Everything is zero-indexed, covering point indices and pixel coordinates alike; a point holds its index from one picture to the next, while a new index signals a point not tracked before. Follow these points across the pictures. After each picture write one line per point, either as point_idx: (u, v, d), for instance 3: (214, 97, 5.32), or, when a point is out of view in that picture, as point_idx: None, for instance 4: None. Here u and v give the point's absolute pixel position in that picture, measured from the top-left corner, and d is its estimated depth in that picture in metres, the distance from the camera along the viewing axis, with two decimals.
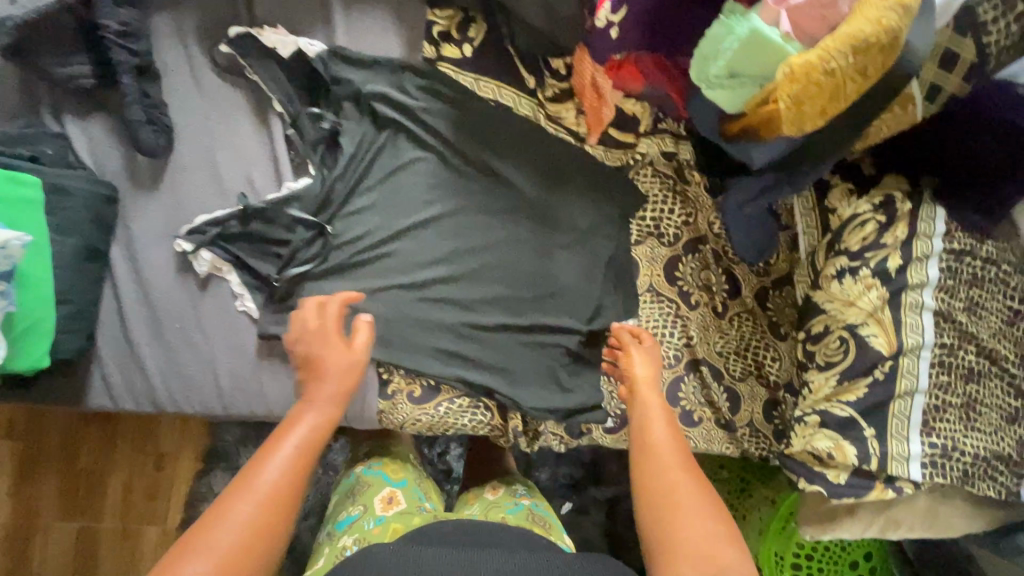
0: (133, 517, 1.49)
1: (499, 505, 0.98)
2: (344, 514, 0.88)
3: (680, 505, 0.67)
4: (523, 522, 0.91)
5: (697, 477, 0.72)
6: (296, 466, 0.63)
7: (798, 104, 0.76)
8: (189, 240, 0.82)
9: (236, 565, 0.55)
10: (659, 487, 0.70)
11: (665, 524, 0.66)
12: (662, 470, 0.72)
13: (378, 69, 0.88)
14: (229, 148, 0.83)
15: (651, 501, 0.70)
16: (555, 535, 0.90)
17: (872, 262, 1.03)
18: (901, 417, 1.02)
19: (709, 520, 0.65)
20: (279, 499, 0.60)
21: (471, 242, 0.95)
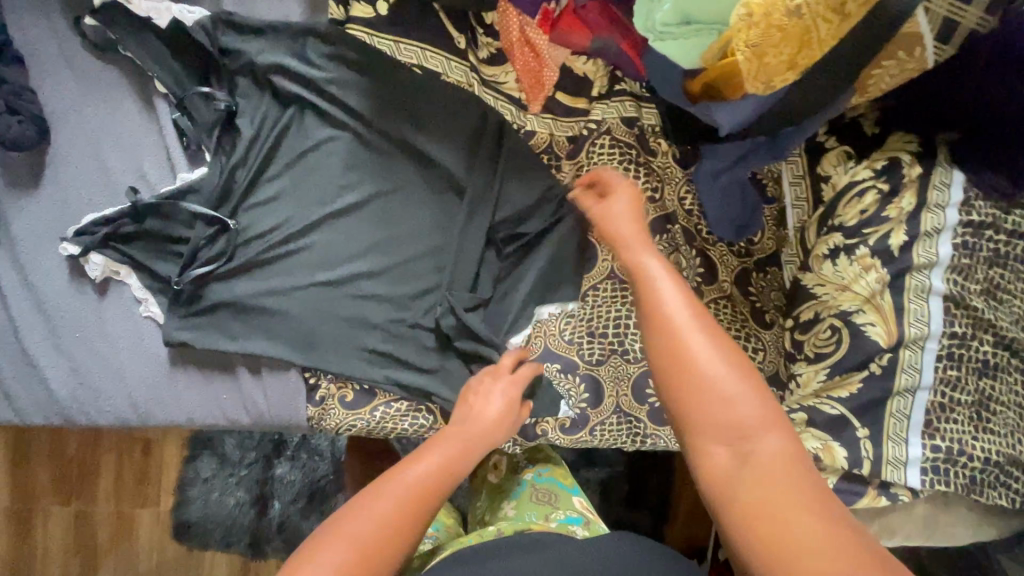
0: (127, 500, 1.48)
1: (505, 490, 0.99)
2: None
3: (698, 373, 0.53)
4: (527, 509, 0.93)
5: (714, 329, 0.56)
6: (442, 476, 0.68)
7: (761, 54, 0.62)
8: (75, 242, 0.75)
9: (364, 564, 0.56)
10: (667, 360, 0.55)
11: (674, 392, 0.54)
12: (673, 340, 0.55)
13: (275, 37, 0.79)
14: (115, 139, 0.76)
15: (663, 375, 0.55)
16: (562, 509, 0.92)
17: (872, 239, 0.89)
18: (899, 417, 0.90)
19: (737, 382, 0.53)
20: (425, 494, 0.65)
21: (399, 231, 0.85)
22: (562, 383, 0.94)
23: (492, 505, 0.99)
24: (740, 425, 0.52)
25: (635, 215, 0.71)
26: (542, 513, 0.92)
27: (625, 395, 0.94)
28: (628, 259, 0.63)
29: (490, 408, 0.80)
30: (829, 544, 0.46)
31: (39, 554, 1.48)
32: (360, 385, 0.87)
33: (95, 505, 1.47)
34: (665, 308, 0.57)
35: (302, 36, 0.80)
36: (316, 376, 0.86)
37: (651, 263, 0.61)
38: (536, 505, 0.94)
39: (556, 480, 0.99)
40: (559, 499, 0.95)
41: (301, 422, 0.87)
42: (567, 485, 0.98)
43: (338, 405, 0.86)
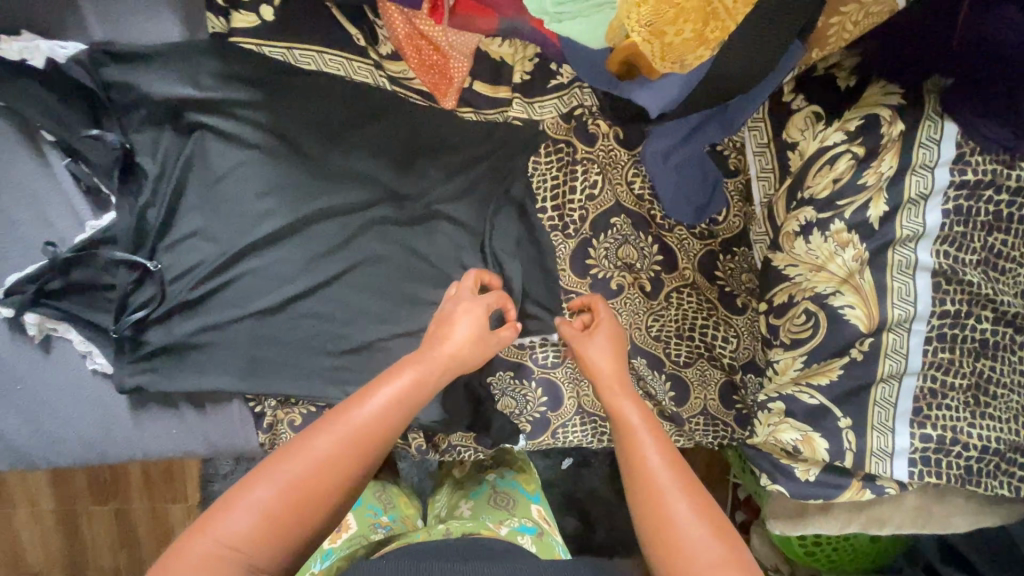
0: (158, 496, 1.58)
1: (465, 488, 1.04)
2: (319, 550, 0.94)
3: (680, 536, 0.56)
4: (482, 509, 0.97)
5: (693, 491, 0.60)
6: (388, 414, 0.61)
7: (661, 33, 0.54)
8: (7, 303, 0.74)
9: (281, 522, 0.53)
10: (646, 507, 0.59)
11: (655, 547, 0.57)
12: (651, 493, 0.60)
13: (154, 62, 0.71)
14: (19, 192, 0.73)
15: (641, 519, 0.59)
16: (515, 515, 0.96)
17: (847, 211, 0.78)
18: (884, 405, 0.81)
19: (714, 546, 0.55)
20: (362, 445, 0.58)
21: (320, 253, 0.79)
22: (518, 390, 0.92)
23: (451, 502, 1.02)
24: None
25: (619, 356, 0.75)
26: (497, 516, 0.95)
27: (587, 396, 0.93)
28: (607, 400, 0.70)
29: (455, 339, 0.69)
30: None
31: (89, 548, 1.59)
32: (307, 407, 0.85)
33: (130, 502, 1.56)
34: (648, 463, 0.62)
35: (186, 57, 0.72)
36: (260, 404, 0.85)
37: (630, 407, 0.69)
38: (493, 509, 0.97)
39: (517, 486, 1.02)
40: (517, 505, 0.98)
41: (254, 448, 0.87)
42: (526, 494, 1.02)
43: (288, 429, 0.86)
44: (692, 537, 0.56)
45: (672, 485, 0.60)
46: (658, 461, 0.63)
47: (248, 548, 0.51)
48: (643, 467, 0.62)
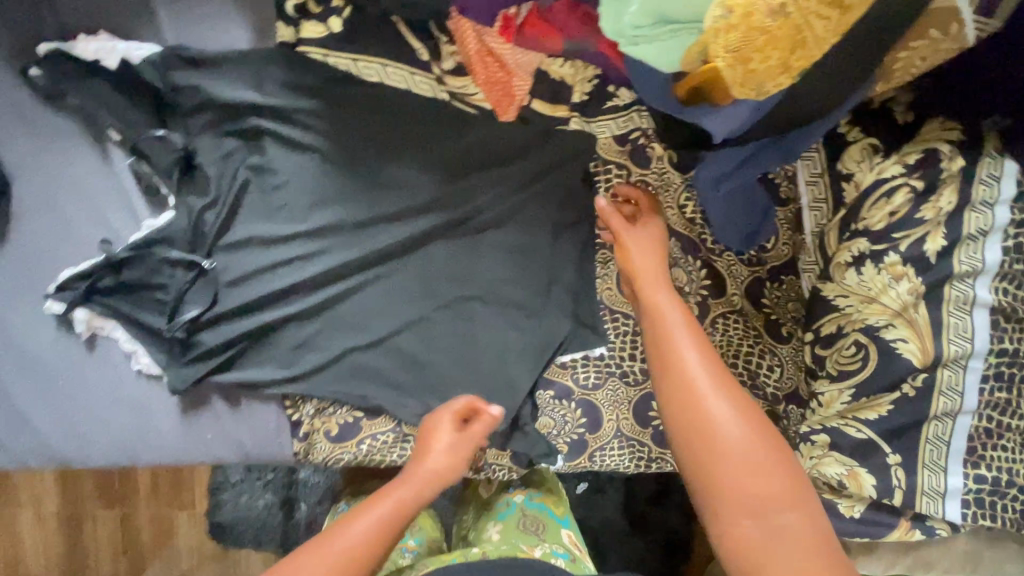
0: (163, 504, 1.54)
1: (492, 509, 1.02)
2: None
3: (723, 434, 0.60)
4: (511, 532, 0.95)
5: (733, 394, 0.63)
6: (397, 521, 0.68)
7: (745, 61, 0.52)
8: (59, 299, 0.74)
9: None
10: (688, 412, 0.62)
11: (699, 442, 0.61)
12: (691, 394, 0.63)
13: (223, 67, 0.72)
14: (74, 188, 0.73)
15: (680, 418, 0.63)
16: (545, 541, 0.93)
17: (903, 245, 0.77)
18: (937, 443, 0.80)
19: (756, 448, 0.59)
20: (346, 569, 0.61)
21: (374, 260, 0.81)
22: (557, 410, 0.90)
23: (479, 524, 1.01)
24: (762, 495, 0.58)
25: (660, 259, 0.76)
26: (527, 540, 0.93)
27: (626, 418, 0.91)
28: (646, 298, 0.71)
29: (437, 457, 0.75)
30: None
31: (89, 555, 1.56)
32: (344, 418, 0.84)
33: (135, 509, 1.54)
34: (688, 368, 0.64)
35: (251, 66, 0.73)
36: (298, 411, 0.84)
37: (668, 307, 0.70)
38: (522, 533, 0.95)
39: (545, 508, 1.00)
40: (546, 530, 0.96)
41: (288, 458, 0.86)
42: (556, 516, 0.99)
43: (324, 439, 0.84)
44: (738, 441, 0.60)
45: (710, 384, 0.63)
46: (699, 364, 0.64)
47: None
48: (681, 366, 0.64)
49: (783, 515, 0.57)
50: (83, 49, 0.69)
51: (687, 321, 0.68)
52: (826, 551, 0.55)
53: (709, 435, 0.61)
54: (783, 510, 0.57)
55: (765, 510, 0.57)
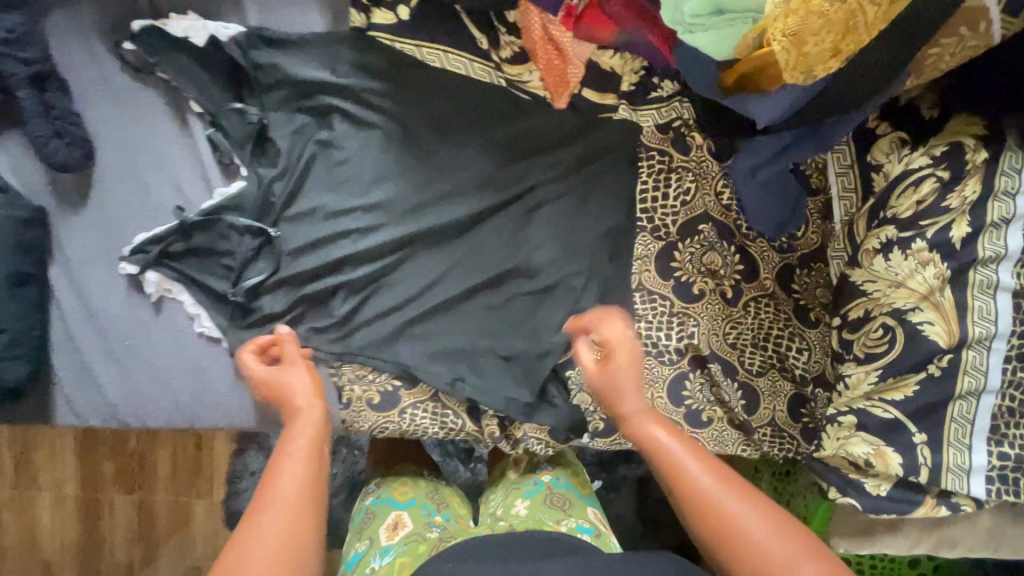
0: (181, 493, 1.59)
1: (519, 487, 1.02)
2: (353, 552, 0.98)
3: (751, 537, 0.56)
4: (539, 509, 0.97)
5: (744, 492, 0.60)
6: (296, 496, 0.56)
7: (801, 44, 0.57)
8: (133, 261, 0.78)
9: None
10: (712, 523, 0.58)
11: (730, 555, 0.57)
12: (705, 507, 0.59)
13: (299, 48, 0.77)
14: (153, 157, 0.77)
15: (709, 527, 0.59)
16: (573, 516, 0.96)
17: (929, 231, 0.82)
18: (961, 422, 0.83)
19: (787, 542, 0.55)
20: (304, 513, 0.55)
21: (428, 235, 0.84)
22: None
23: (505, 501, 1.01)
24: None
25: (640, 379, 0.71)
26: (555, 516, 0.95)
27: (660, 397, 0.94)
28: (632, 428, 0.68)
29: (302, 386, 0.67)
30: None
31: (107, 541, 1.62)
32: (390, 385, 0.88)
33: (152, 497, 1.60)
34: (693, 479, 0.61)
35: (325, 48, 0.78)
36: (343, 378, 0.87)
37: (656, 431, 0.66)
38: (550, 508, 0.97)
39: (571, 488, 1.03)
40: (572, 507, 0.99)
41: (338, 423, 0.90)
42: (582, 496, 1.02)
43: (369, 408, 0.88)
44: (767, 542, 0.55)
45: (719, 486, 0.60)
46: (702, 471, 0.61)
47: None
48: (687, 480, 0.61)
49: None
50: (174, 27, 0.75)
51: (681, 438, 0.65)
52: None
53: (737, 538, 0.56)
54: None
55: None
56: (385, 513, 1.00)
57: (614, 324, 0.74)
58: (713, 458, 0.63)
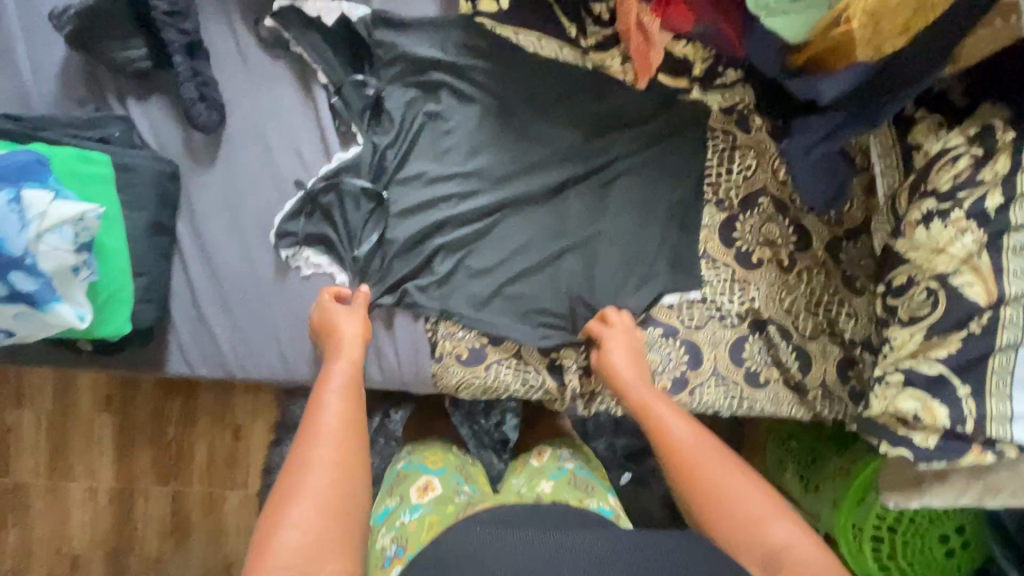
0: (217, 483, 1.65)
1: (543, 471, 1.07)
2: (381, 506, 1.00)
3: (716, 480, 0.73)
4: (563, 489, 1.01)
5: (710, 444, 0.78)
6: (338, 443, 0.69)
7: (877, 21, 0.70)
8: (256, 218, 0.85)
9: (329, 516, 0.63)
10: (685, 470, 0.76)
11: (693, 489, 0.74)
12: (681, 457, 0.77)
13: (415, 31, 0.87)
14: (278, 122, 0.85)
15: (680, 472, 0.76)
16: (595, 498, 0.99)
17: (967, 202, 0.91)
18: (1002, 374, 0.90)
19: (739, 484, 0.73)
20: (341, 437, 0.70)
21: (517, 203, 0.93)
22: (663, 347, 1.01)
23: (529, 480, 1.05)
24: (752, 517, 0.69)
25: (636, 365, 0.90)
26: (577, 496, 1.00)
27: (723, 358, 1.02)
28: (634, 401, 0.86)
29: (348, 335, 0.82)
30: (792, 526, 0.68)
31: (139, 532, 1.65)
32: (474, 343, 0.93)
33: (189, 486, 1.64)
34: (675, 436, 0.80)
35: (437, 30, 0.88)
36: (436, 333, 0.93)
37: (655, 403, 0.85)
38: (574, 489, 1.02)
39: (593, 476, 1.07)
40: (594, 490, 1.03)
41: (427, 380, 0.94)
42: (602, 486, 1.07)
43: (456, 363, 0.94)
44: (725, 485, 0.73)
45: (696, 445, 0.78)
46: (679, 424, 0.81)
47: (301, 535, 0.61)
48: (673, 441, 0.79)
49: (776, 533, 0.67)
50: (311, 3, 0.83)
51: (674, 411, 0.84)
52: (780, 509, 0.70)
53: (704, 481, 0.74)
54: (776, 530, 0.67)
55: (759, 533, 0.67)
56: (414, 476, 1.03)
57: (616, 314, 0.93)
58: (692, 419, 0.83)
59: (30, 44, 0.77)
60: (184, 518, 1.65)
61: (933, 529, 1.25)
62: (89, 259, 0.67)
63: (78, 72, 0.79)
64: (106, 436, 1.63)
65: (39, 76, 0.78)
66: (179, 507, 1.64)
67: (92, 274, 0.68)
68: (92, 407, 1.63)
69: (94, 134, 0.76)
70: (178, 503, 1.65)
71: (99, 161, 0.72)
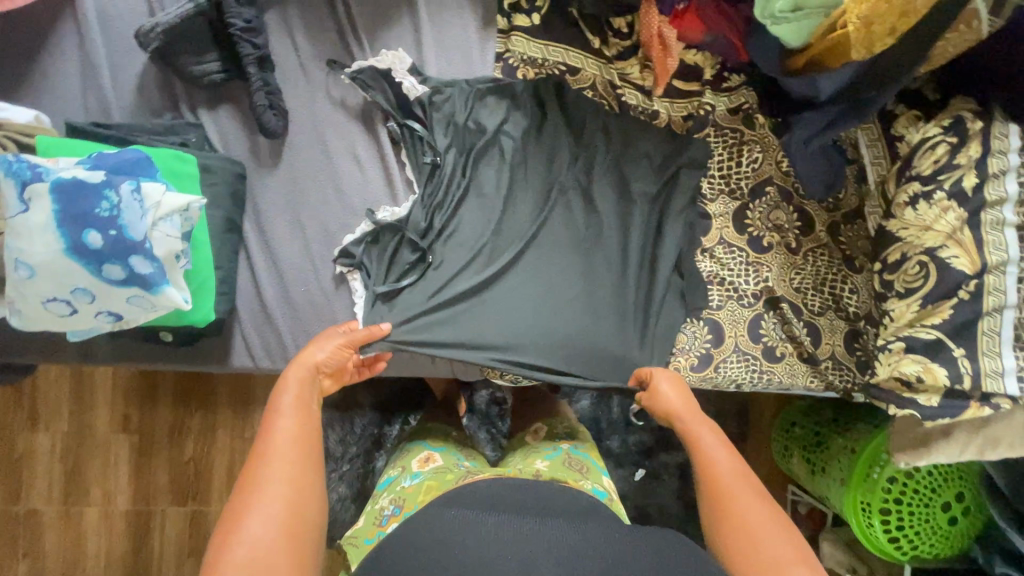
0: None
1: (539, 452, 1.13)
2: (386, 476, 1.10)
3: (743, 519, 0.72)
4: (557, 467, 1.05)
5: (751, 485, 0.77)
6: (290, 465, 0.71)
7: (869, 24, 0.80)
8: (318, 216, 0.92)
9: (289, 537, 0.65)
10: (715, 502, 0.76)
11: (719, 524, 0.74)
12: (715, 488, 0.77)
13: (458, 45, 0.97)
14: (336, 129, 0.93)
15: (708, 503, 0.77)
16: (586, 476, 1.04)
17: (947, 183, 1.04)
18: (991, 334, 1.02)
19: (769, 526, 0.71)
20: (296, 459, 0.72)
21: (548, 266, 0.99)
22: (689, 326, 1.09)
23: (525, 460, 1.11)
24: (772, 561, 0.67)
25: (683, 394, 0.92)
26: (571, 474, 1.03)
27: (742, 335, 1.11)
28: (682, 429, 0.87)
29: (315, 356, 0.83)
30: (803, 563, 0.67)
31: (156, 557, 1.60)
32: None
33: (209, 504, 1.60)
34: (714, 467, 0.80)
35: (477, 44, 0.98)
36: None
37: (700, 431, 0.85)
38: (566, 468, 1.06)
39: (588, 457, 1.12)
40: (588, 471, 1.07)
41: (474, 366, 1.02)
42: (597, 467, 1.11)
43: None
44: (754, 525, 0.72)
45: (732, 480, 0.77)
46: (719, 455, 0.81)
47: (263, 558, 0.61)
48: (711, 469, 0.80)
49: None
50: (370, 52, 0.93)
51: (719, 440, 0.84)
52: (806, 554, 0.69)
53: (733, 518, 0.73)
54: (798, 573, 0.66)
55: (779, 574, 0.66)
56: (418, 452, 1.13)
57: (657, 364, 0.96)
58: (737, 454, 0.82)
59: (112, 60, 0.84)
60: (202, 538, 1.60)
61: (935, 498, 1.33)
62: (185, 247, 0.74)
63: (156, 85, 0.86)
64: (124, 456, 1.59)
65: (119, 88, 0.85)
66: (198, 528, 1.59)
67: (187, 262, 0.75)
68: (109, 427, 1.59)
69: (175, 139, 0.83)
70: (196, 523, 1.60)
71: (190, 162, 0.79)
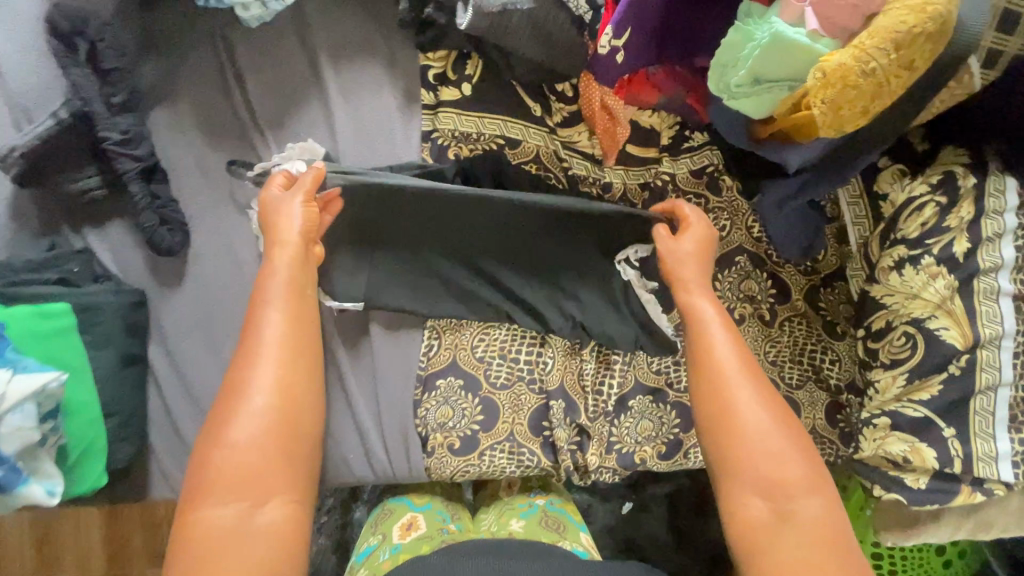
0: None
1: (514, 508, 1.03)
2: (364, 544, 0.99)
3: (746, 422, 0.73)
4: (536, 532, 0.97)
5: (754, 384, 0.75)
6: (286, 363, 0.73)
7: (838, 108, 0.68)
8: (226, 332, 0.84)
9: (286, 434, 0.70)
10: (716, 402, 0.75)
11: (718, 422, 0.74)
12: (719, 384, 0.76)
13: (380, 125, 0.87)
14: (242, 232, 0.84)
15: (708, 400, 0.76)
16: (568, 539, 0.96)
17: (936, 248, 0.93)
18: (984, 414, 0.93)
19: (774, 435, 0.72)
20: (296, 361, 0.74)
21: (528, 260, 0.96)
22: (654, 412, 0.99)
23: (500, 519, 1.02)
24: (777, 479, 0.70)
25: (698, 254, 0.87)
26: (552, 538, 0.96)
27: None
28: (682, 299, 0.84)
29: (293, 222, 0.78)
30: (804, 475, 0.70)
31: None
32: (465, 432, 0.93)
33: None
34: (719, 360, 0.77)
35: (400, 124, 0.88)
36: (426, 428, 0.93)
37: (704, 307, 0.82)
38: (546, 530, 0.97)
39: (564, 512, 1.03)
40: (567, 529, 0.99)
41: (419, 472, 0.94)
42: (575, 522, 1.03)
43: (450, 454, 0.92)
44: (759, 430, 0.72)
45: (736, 372, 0.76)
46: (727, 347, 0.78)
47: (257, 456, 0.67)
48: (714, 359, 0.77)
49: (798, 500, 0.69)
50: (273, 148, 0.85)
51: (722, 320, 0.81)
52: (810, 464, 0.71)
53: (733, 420, 0.73)
54: (798, 486, 0.69)
55: (780, 486, 0.70)
56: (399, 513, 1.01)
57: (691, 209, 0.88)
58: (744, 347, 0.79)
59: None
60: None
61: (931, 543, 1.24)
62: (53, 423, 0.71)
63: (34, 212, 0.81)
64: None
65: None
66: None
67: (58, 436, 0.73)
68: None
69: (52, 274, 0.78)
70: None
71: (61, 314, 0.74)
